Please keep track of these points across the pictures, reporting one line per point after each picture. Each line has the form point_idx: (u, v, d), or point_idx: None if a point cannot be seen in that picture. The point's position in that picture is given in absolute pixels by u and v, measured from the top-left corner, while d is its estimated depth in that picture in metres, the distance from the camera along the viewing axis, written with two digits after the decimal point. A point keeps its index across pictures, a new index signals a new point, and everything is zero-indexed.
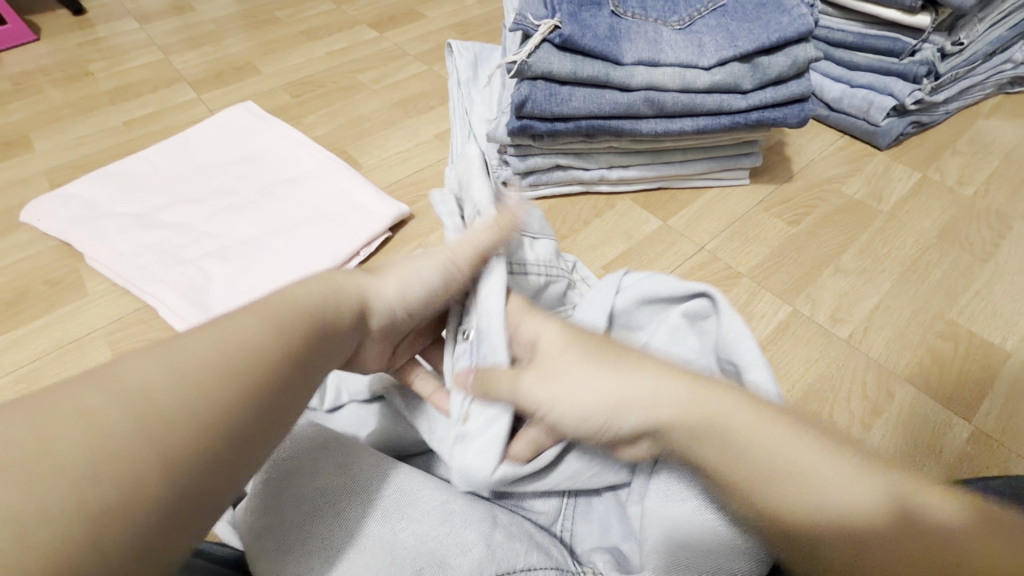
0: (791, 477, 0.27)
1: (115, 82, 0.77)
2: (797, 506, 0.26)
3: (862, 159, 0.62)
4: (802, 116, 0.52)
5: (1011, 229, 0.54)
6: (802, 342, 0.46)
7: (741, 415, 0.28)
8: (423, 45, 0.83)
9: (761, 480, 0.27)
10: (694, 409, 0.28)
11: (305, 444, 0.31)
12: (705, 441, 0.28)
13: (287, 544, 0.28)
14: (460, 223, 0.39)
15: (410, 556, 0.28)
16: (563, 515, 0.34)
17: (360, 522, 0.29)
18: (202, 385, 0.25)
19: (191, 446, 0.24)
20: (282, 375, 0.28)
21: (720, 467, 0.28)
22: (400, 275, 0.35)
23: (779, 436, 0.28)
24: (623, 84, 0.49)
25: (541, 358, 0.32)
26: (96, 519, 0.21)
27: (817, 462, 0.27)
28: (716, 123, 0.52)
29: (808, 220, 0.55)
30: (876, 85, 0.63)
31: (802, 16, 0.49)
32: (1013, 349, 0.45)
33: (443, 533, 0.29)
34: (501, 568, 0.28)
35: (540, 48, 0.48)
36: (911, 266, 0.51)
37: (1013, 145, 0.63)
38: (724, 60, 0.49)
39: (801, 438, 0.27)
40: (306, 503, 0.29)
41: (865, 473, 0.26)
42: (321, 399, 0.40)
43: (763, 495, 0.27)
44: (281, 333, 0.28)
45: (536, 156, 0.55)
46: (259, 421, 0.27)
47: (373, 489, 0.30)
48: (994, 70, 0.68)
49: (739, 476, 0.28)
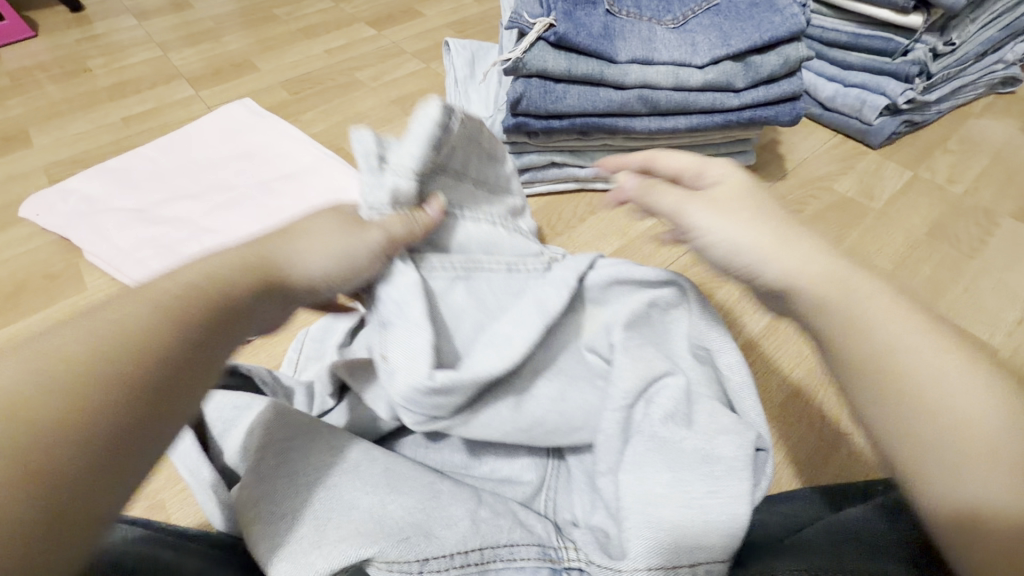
0: (887, 390, 0.26)
1: (114, 78, 0.78)
2: (962, 446, 0.24)
3: (854, 158, 0.63)
4: (794, 115, 0.53)
5: (999, 227, 0.55)
6: (793, 337, 0.47)
7: (900, 337, 0.27)
8: (421, 44, 0.83)
9: (916, 418, 0.25)
10: (834, 311, 0.28)
11: (292, 425, 0.31)
12: (856, 343, 0.28)
13: (277, 514, 0.28)
14: (375, 170, 0.30)
15: (399, 526, 0.28)
16: (545, 486, 0.36)
17: (349, 494, 0.29)
18: (122, 341, 0.23)
19: (126, 385, 0.22)
20: (202, 312, 0.26)
21: (864, 385, 0.27)
22: (311, 238, 0.30)
23: (938, 372, 0.26)
24: (617, 82, 0.50)
25: (709, 236, 0.31)
26: (41, 480, 0.19)
27: (941, 383, 0.25)
28: (709, 121, 0.52)
29: (800, 218, 0.56)
30: (869, 84, 0.64)
31: (794, 16, 0.50)
32: (999, 345, 0.46)
33: (431, 507, 0.29)
34: (485, 542, 0.29)
35: (535, 46, 0.48)
36: (901, 262, 0.52)
37: (1003, 145, 0.63)
38: (717, 59, 0.50)
39: (926, 368, 0.26)
40: (296, 477, 0.29)
41: (988, 397, 0.25)
42: (309, 404, 0.37)
43: (915, 428, 0.25)
44: (199, 280, 0.27)
45: (531, 153, 0.56)
46: (188, 355, 0.25)
47: (364, 467, 0.30)
48: (985, 70, 0.68)
49: (884, 402, 0.26)
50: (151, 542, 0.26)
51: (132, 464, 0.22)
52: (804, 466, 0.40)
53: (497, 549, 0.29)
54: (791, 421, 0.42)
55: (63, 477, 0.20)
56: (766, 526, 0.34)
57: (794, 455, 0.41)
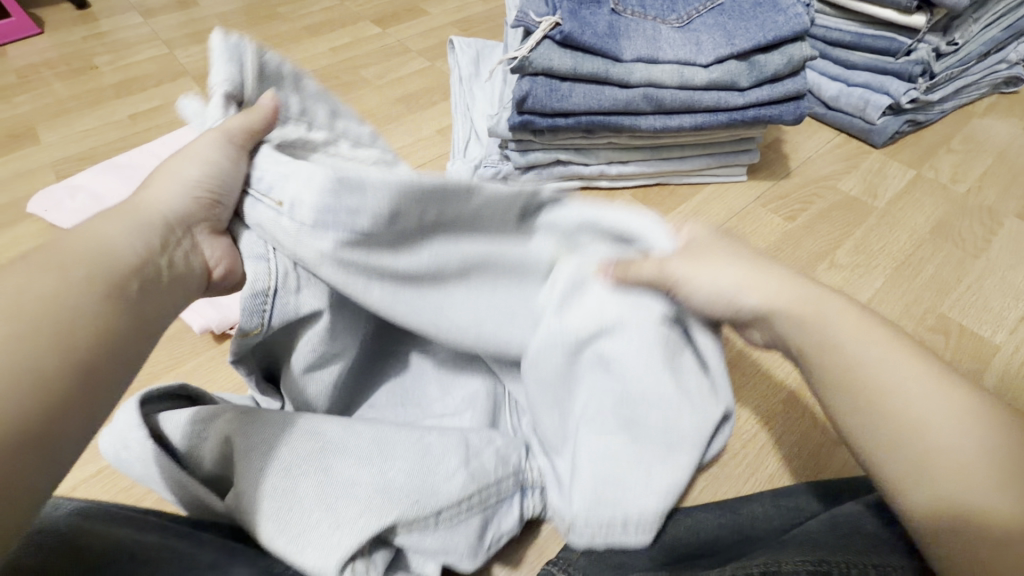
0: (858, 408, 0.28)
1: (120, 76, 0.78)
2: (922, 463, 0.26)
3: (858, 157, 0.63)
4: (798, 114, 0.53)
5: (1002, 226, 0.55)
6: None
7: (889, 363, 0.28)
8: (425, 42, 0.84)
9: (885, 435, 0.27)
10: (810, 325, 0.30)
11: (258, 426, 0.30)
12: (822, 360, 0.30)
13: (283, 508, 0.28)
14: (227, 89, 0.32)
15: (404, 490, 0.30)
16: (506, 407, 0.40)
17: (346, 471, 0.30)
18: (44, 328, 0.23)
19: (78, 361, 0.24)
20: (106, 282, 0.26)
21: (835, 396, 0.29)
22: (175, 179, 0.31)
23: (906, 384, 0.27)
24: (622, 81, 0.50)
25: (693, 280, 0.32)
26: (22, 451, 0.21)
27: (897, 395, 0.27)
28: (713, 120, 0.53)
29: (803, 216, 0.56)
30: (872, 83, 0.64)
31: (798, 15, 0.50)
32: (1001, 343, 0.46)
33: (428, 468, 0.31)
34: (481, 483, 0.33)
35: (541, 45, 0.49)
36: (904, 261, 0.52)
37: (1007, 144, 0.64)
38: (722, 58, 0.50)
39: (883, 369, 0.28)
40: (289, 467, 0.29)
41: (958, 405, 0.26)
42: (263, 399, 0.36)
43: (882, 439, 0.27)
44: (79, 252, 0.26)
45: (537, 151, 0.56)
46: (121, 320, 0.26)
47: (351, 442, 0.31)
48: (989, 70, 0.68)
49: (860, 413, 0.28)
50: (126, 526, 0.27)
51: (97, 402, 0.24)
52: (808, 461, 0.41)
53: (491, 487, 0.33)
54: (795, 417, 0.43)
55: (41, 423, 0.22)
56: (770, 518, 0.35)
57: (799, 450, 0.41)
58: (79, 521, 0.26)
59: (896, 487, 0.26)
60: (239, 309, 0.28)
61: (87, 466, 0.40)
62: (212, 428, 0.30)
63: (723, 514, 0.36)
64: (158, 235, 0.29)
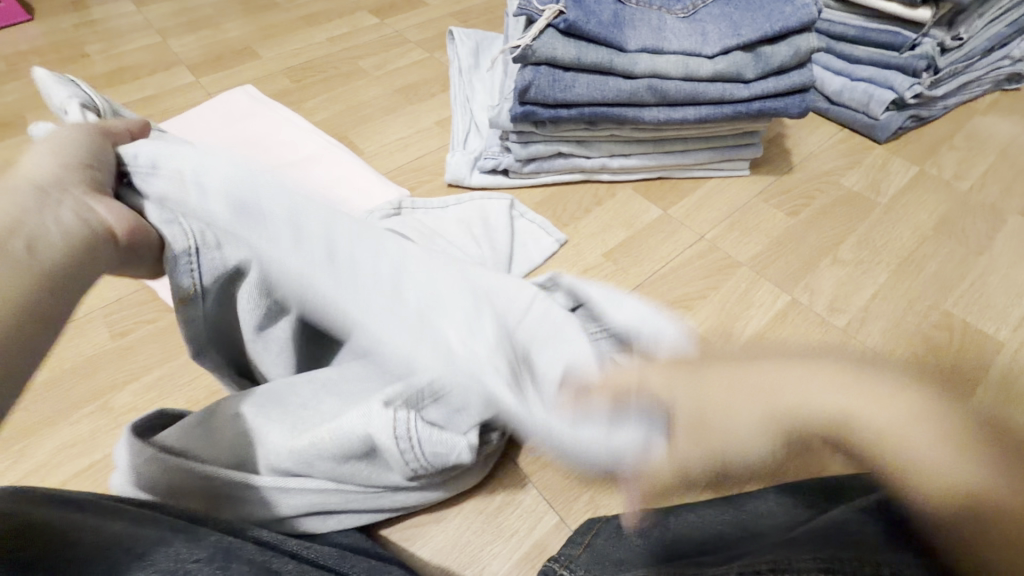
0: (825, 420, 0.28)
1: (111, 65, 0.76)
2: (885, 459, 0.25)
3: (861, 152, 0.62)
4: (803, 107, 0.52)
5: (1005, 223, 0.55)
6: (799, 331, 0.47)
7: (788, 382, 0.29)
8: (424, 33, 0.83)
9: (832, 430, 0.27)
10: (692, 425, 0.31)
11: (255, 397, 0.34)
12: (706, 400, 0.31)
13: (293, 436, 0.32)
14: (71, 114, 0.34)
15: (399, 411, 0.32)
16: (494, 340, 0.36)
17: (330, 409, 0.34)
18: None
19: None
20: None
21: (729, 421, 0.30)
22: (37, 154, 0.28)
23: (855, 398, 0.27)
24: (626, 71, 0.49)
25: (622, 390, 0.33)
26: None
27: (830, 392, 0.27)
28: (718, 112, 0.52)
29: (807, 212, 0.56)
30: (876, 78, 0.64)
31: (805, 6, 0.50)
32: (1004, 340, 0.46)
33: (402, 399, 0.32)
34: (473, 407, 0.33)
35: (545, 33, 0.48)
36: (908, 257, 0.52)
37: (1009, 142, 0.63)
38: (727, 49, 0.50)
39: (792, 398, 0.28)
40: (287, 409, 0.34)
41: (900, 405, 0.26)
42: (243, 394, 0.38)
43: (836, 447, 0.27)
44: None
45: (537, 143, 0.55)
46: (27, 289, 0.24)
47: (331, 387, 0.35)
48: (992, 66, 0.68)
49: (779, 429, 0.29)
50: (122, 518, 0.26)
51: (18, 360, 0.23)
52: None
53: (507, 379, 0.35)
54: None
55: None
56: (774, 515, 0.34)
57: None
58: (67, 515, 0.25)
59: (896, 480, 0.25)
60: (168, 268, 0.30)
61: (75, 462, 0.39)
62: (220, 419, 0.33)
63: (726, 511, 0.35)
64: (32, 197, 0.26)
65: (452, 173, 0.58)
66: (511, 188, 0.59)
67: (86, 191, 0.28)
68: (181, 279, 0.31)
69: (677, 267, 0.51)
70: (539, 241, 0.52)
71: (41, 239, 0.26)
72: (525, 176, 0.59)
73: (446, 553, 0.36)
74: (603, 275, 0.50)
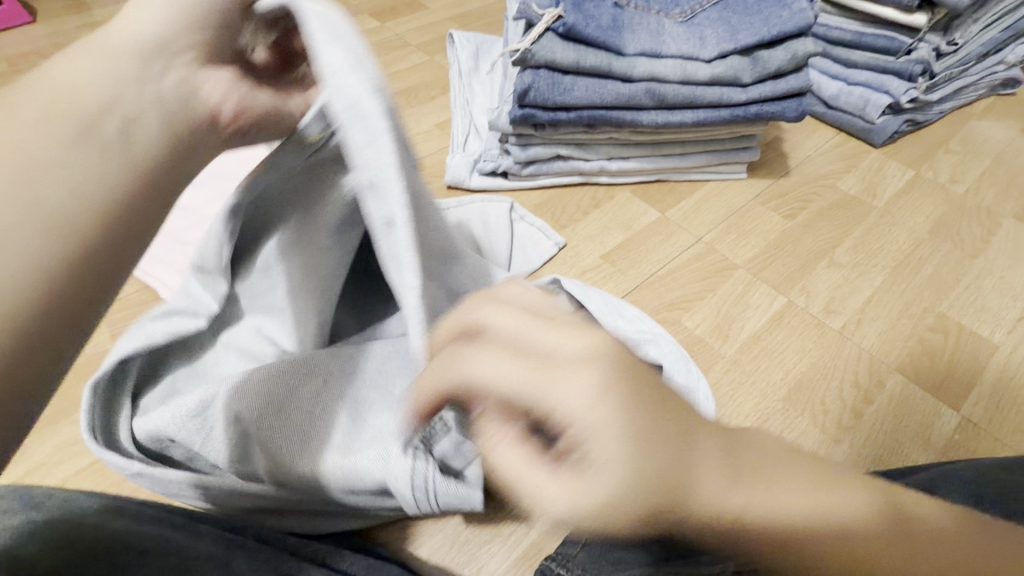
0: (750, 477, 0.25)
1: None
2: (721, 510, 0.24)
3: (857, 156, 0.63)
4: (800, 111, 0.53)
5: (1000, 226, 0.55)
6: (795, 333, 0.47)
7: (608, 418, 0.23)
8: (424, 36, 0.83)
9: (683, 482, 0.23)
10: (643, 439, 0.23)
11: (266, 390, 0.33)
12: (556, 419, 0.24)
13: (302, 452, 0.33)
14: None
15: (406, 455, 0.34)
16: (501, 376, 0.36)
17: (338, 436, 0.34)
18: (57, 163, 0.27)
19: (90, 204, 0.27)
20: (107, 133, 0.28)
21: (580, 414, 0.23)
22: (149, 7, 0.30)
23: (664, 451, 0.23)
24: (624, 75, 0.50)
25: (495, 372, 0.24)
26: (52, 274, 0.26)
27: (709, 468, 0.24)
28: (716, 116, 0.52)
29: (804, 214, 0.56)
30: (873, 83, 0.65)
31: (801, 11, 0.50)
32: (999, 343, 0.46)
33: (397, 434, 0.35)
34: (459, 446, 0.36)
35: (544, 37, 0.48)
36: (904, 260, 0.52)
37: (1003, 146, 0.64)
38: (725, 53, 0.50)
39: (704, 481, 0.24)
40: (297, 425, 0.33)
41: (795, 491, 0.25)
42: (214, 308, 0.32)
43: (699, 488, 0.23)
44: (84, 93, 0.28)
45: (537, 145, 0.56)
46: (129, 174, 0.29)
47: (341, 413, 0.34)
48: (987, 71, 0.69)
49: (666, 474, 0.23)
50: (126, 509, 0.26)
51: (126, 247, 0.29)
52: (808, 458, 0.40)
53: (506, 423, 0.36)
54: (795, 415, 0.42)
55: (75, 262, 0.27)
56: None
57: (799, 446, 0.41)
58: (64, 512, 0.25)
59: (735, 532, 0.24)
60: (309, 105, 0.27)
61: (77, 460, 0.39)
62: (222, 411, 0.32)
63: None
64: (136, 69, 0.30)
65: (451, 175, 0.58)
66: (510, 190, 0.59)
67: (192, 61, 0.31)
68: (314, 123, 0.27)
69: (675, 269, 0.51)
70: (538, 245, 0.52)
71: (137, 121, 0.29)
72: (524, 178, 0.59)
73: (446, 552, 0.36)
74: (601, 277, 0.51)
